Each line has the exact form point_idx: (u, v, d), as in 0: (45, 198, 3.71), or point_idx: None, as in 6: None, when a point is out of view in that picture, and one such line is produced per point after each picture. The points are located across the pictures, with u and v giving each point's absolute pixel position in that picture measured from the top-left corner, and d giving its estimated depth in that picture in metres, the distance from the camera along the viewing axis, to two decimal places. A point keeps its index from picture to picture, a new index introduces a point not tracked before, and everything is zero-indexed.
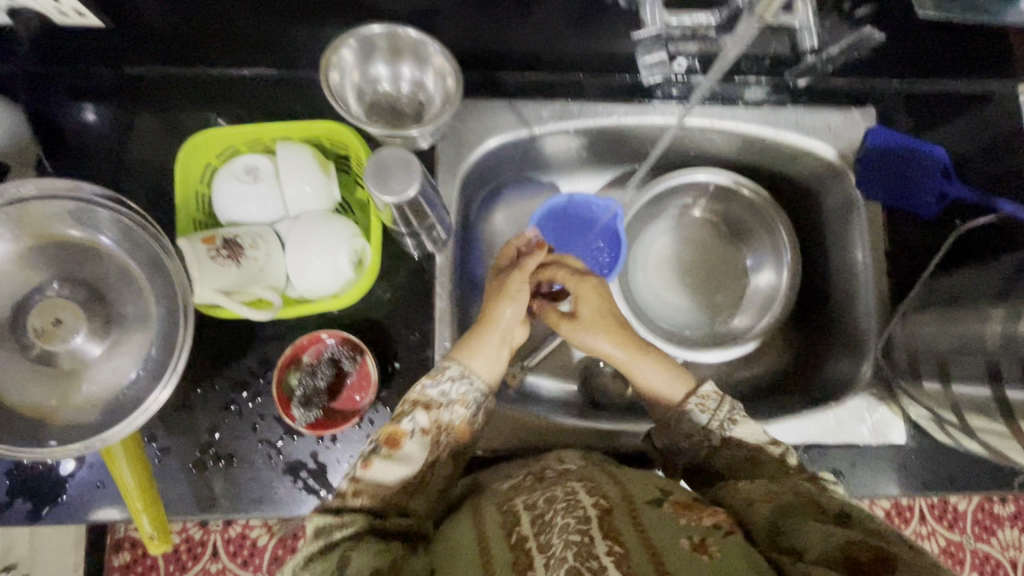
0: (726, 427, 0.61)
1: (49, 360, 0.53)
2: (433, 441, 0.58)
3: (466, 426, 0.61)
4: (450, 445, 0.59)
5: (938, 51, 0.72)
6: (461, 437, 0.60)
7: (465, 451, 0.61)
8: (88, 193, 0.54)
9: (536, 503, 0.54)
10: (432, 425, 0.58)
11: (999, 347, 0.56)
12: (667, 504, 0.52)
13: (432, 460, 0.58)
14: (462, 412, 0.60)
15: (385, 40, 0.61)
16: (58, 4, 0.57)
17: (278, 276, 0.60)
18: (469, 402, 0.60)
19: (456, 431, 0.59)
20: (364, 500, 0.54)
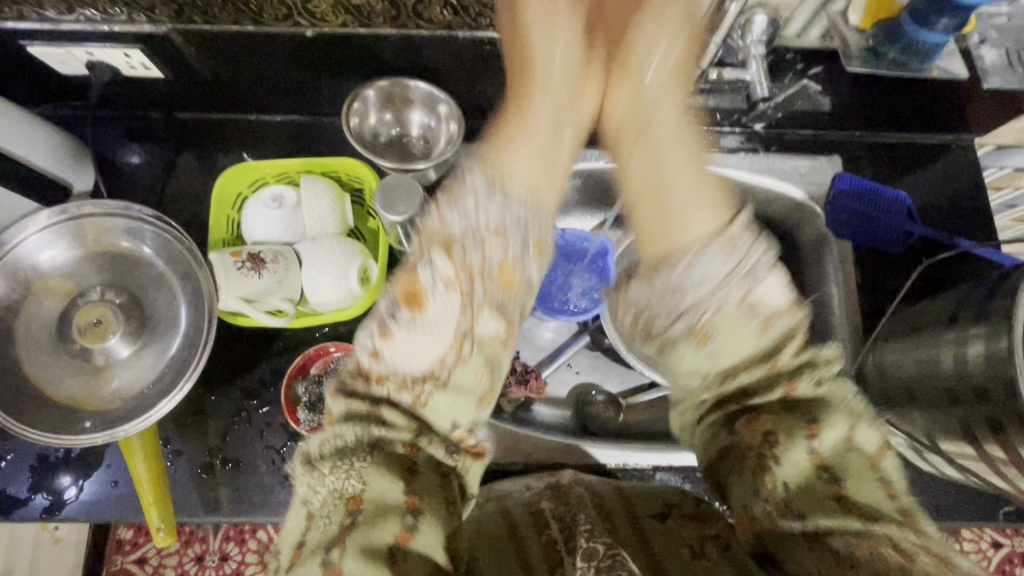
0: (753, 284, 0.59)
1: (87, 356, 0.60)
2: (466, 304, 0.56)
3: (507, 269, 0.58)
4: (492, 290, 0.57)
5: (893, 107, 0.81)
6: (502, 279, 0.58)
7: (501, 308, 0.58)
8: (136, 210, 0.61)
9: (562, 512, 0.58)
10: (458, 265, 0.56)
11: (957, 368, 0.61)
12: (669, 518, 0.57)
13: (472, 320, 0.56)
14: (482, 196, 0.59)
15: (399, 91, 0.72)
16: (129, 59, 0.69)
17: (294, 289, 0.66)
18: (507, 231, 0.58)
19: (490, 275, 0.57)
20: (414, 372, 0.52)
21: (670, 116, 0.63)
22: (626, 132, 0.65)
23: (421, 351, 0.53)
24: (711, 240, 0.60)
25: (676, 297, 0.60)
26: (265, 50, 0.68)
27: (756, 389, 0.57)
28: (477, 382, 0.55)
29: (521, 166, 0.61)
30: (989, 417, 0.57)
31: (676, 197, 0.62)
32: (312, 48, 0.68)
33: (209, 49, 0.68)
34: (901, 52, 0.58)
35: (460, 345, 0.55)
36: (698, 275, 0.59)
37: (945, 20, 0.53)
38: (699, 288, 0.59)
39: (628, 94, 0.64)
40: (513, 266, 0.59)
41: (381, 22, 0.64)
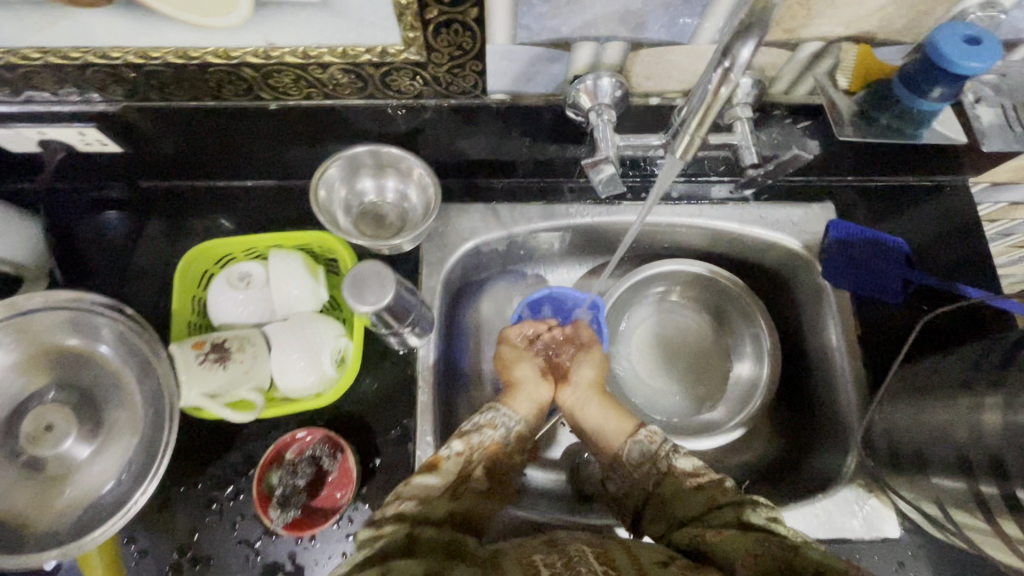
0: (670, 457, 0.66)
1: (38, 464, 0.55)
2: (467, 460, 0.65)
3: (498, 448, 0.69)
4: (485, 462, 0.66)
5: (884, 152, 0.79)
6: (494, 457, 0.68)
7: (497, 470, 0.68)
8: (90, 301, 0.58)
9: (556, 561, 0.54)
10: (465, 448, 0.66)
11: (968, 439, 0.57)
12: (675, 565, 0.52)
13: (467, 473, 0.65)
14: (492, 432, 0.69)
15: (371, 159, 0.68)
16: (84, 137, 0.65)
17: (263, 377, 0.62)
18: (500, 424, 0.70)
19: (488, 450, 0.67)
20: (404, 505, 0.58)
21: (603, 392, 0.78)
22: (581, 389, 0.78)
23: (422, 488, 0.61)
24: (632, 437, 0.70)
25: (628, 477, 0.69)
26: (226, 123, 0.65)
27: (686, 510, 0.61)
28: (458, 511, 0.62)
29: (523, 400, 0.75)
30: (1006, 496, 0.54)
31: (602, 421, 0.74)
32: (276, 120, 0.65)
33: (168, 124, 0.65)
34: (893, 117, 0.55)
35: (463, 475, 0.64)
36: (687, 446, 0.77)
37: (941, 88, 0.50)
38: (639, 469, 0.67)
39: (591, 368, 0.80)
40: (506, 452, 0.69)
41: (347, 93, 0.61)
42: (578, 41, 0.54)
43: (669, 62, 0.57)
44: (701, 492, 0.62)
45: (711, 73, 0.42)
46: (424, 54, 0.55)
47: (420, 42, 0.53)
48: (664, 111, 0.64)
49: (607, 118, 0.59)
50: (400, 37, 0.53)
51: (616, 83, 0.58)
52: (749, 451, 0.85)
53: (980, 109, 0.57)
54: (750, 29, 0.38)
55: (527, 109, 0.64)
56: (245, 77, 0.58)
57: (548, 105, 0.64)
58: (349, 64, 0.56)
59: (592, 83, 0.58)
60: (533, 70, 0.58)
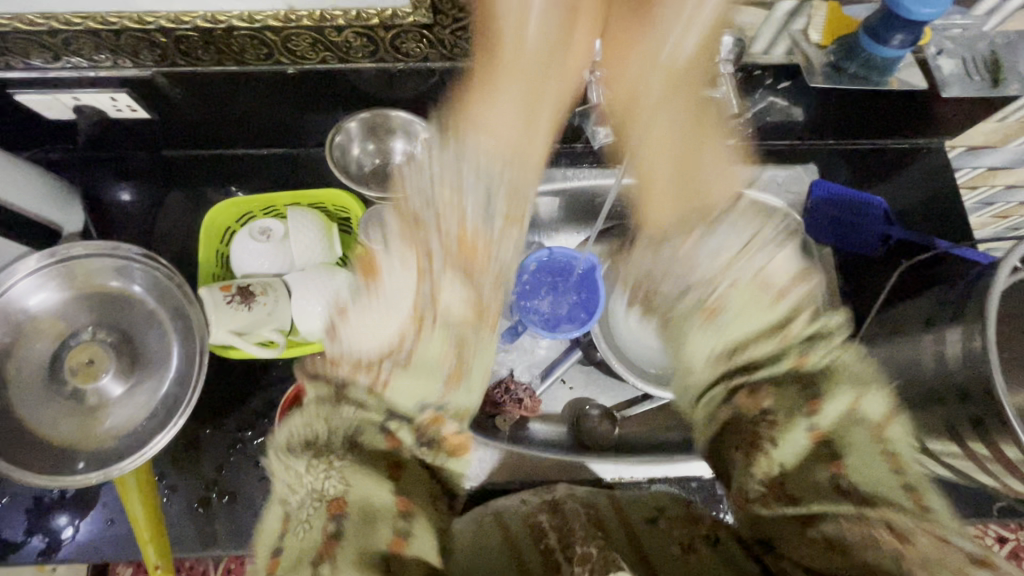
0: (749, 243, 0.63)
1: (80, 396, 0.60)
2: (420, 272, 0.59)
3: (467, 237, 0.62)
4: (453, 271, 0.60)
5: (862, 116, 0.84)
6: (466, 251, 0.61)
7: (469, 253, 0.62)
8: (127, 250, 0.63)
9: (557, 522, 0.54)
10: (421, 249, 0.60)
11: (935, 367, 0.62)
12: (664, 519, 0.54)
13: (428, 283, 0.59)
14: (448, 195, 0.63)
15: (381, 122, 0.74)
16: (116, 102, 0.70)
17: (285, 320, 0.66)
18: (468, 193, 0.63)
19: (448, 223, 0.62)
20: (368, 353, 0.55)
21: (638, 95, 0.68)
22: (658, 182, 0.68)
23: (379, 325, 0.56)
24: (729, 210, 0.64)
25: (689, 271, 0.63)
26: (247, 87, 0.70)
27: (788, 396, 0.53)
28: (442, 359, 0.56)
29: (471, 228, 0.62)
30: (971, 417, 0.59)
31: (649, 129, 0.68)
32: (293, 84, 0.70)
33: (194, 89, 0.70)
34: (861, 67, 0.61)
35: (420, 322, 0.57)
36: (712, 250, 0.62)
37: (899, 36, 0.55)
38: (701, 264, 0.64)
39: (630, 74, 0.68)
40: (478, 236, 0.63)
41: (360, 57, 0.66)
42: None
43: (655, 21, 0.63)
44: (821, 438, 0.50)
45: None
46: (431, 16, 0.60)
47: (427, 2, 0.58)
48: None
49: None
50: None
51: None
52: None
53: (941, 60, 0.62)
54: None
55: None
56: (267, 41, 0.63)
57: None
58: (363, 27, 0.61)
59: None
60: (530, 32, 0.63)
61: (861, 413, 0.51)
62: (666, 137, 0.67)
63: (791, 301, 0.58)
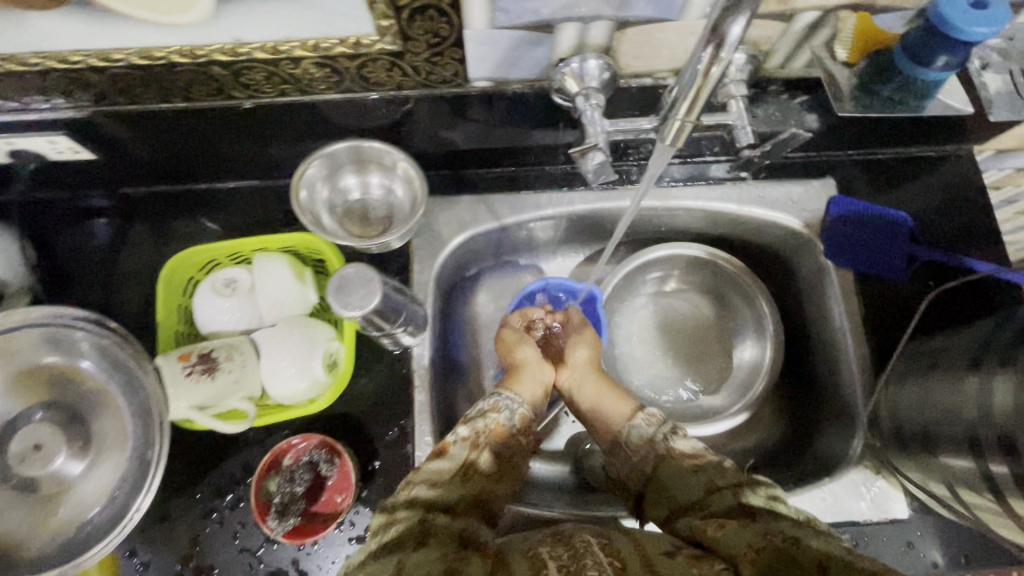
0: (669, 437, 0.66)
1: (30, 484, 0.54)
2: (474, 445, 0.64)
3: (503, 430, 0.67)
4: (491, 445, 0.65)
5: (889, 124, 0.76)
6: (500, 439, 0.66)
7: (505, 457, 0.66)
8: (72, 317, 0.57)
9: (563, 553, 0.52)
10: (471, 432, 0.65)
11: (978, 419, 0.56)
12: (680, 555, 0.51)
13: (474, 459, 0.63)
14: (497, 416, 0.67)
15: (353, 155, 0.66)
16: (55, 144, 0.63)
17: (254, 385, 0.60)
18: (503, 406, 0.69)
19: (494, 433, 0.65)
20: (444, 471, 0.60)
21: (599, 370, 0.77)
22: (602, 414, 0.72)
23: (441, 471, 0.60)
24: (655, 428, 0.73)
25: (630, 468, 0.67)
26: (200, 125, 0.63)
27: (693, 490, 0.59)
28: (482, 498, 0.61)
29: (528, 386, 0.73)
30: (1016, 476, 0.53)
31: (603, 403, 0.73)
32: (252, 119, 0.62)
33: (140, 128, 0.62)
34: (895, 91, 0.54)
35: (466, 468, 0.62)
36: (636, 434, 0.68)
37: (943, 58, 0.49)
38: (637, 450, 0.67)
39: (588, 350, 0.78)
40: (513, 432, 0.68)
41: (324, 88, 0.59)
42: (560, 22, 0.51)
43: (656, 41, 0.55)
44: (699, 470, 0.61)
45: (701, 50, 0.40)
46: (399, 43, 0.52)
47: (394, 30, 0.51)
48: (652, 92, 0.61)
49: (595, 103, 0.57)
50: (373, 27, 0.50)
51: (603, 65, 0.56)
52: (754, 434, 0.84)
53: (986, 76, 0.55)
54: (739, 3, 0.36)
55: (509, 93, 0.61)
56: (214, 75, 0.55)
57: (531, 89, 0.61)
58: (322, 57, 0.54)
59: (578, 66, 0.55)
60: (515, 55, 0.55)
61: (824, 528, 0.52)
62: (594, 419, 0.73)
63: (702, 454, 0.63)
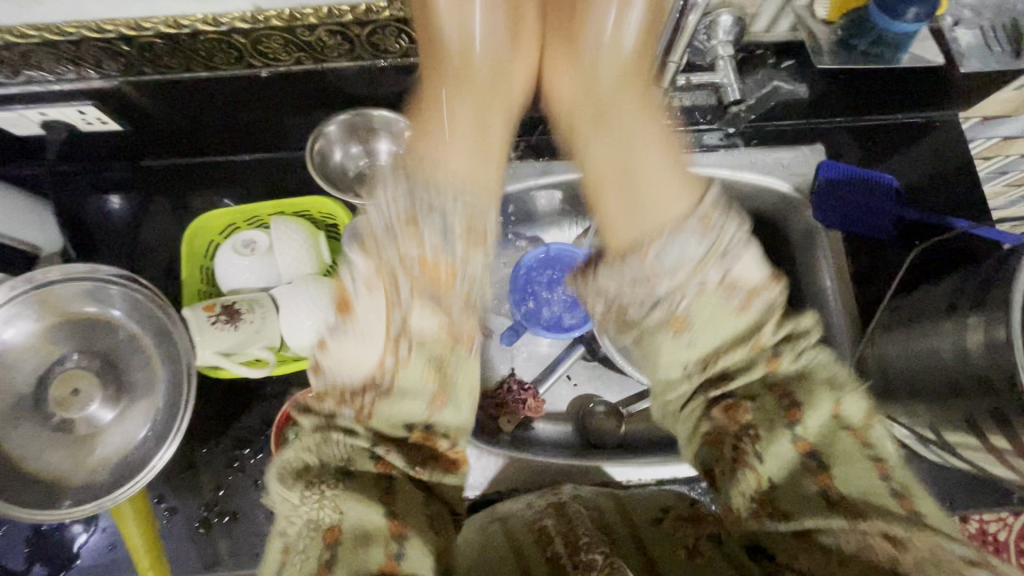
0: (730, 265, 0.61)
1: (68, 426, 0.59)
2: (393, 298, 0.60)
3: (430, 261, 0.58)
4: (417, 286, 0.59)
5: (873, 90, 0.79)
6: (431, 272, 0.58)
7: (428, 267, 0.58)
8: (104, 273, 0.60)
9: (562, 527, 0.59)
10: (383, 269, 0.59)
11: (956, 358, 0.60)
12: (665, 521, 0.61)
13: (396, 340, 0.60)
14: (421, 240, 0.57)
15: (361, 121, 0.71)
16: (84, 115, 0.67)
17: (274, 336, 0.64)
18: (427, 229, 0.57)
19: (418, 264, 0.58)
20: (364, 364, 0.60)
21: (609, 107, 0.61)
22: (606, 211, 0.62)
23: (360, 358, 0.60)
24: (671, 235, 0.59)
25: (648, 286, 0.61)
26: (221, 94, 0.67)
27: (722, 355, 0.62)
28: (423, 381, 0.60)
29: (462, 164, 0.59)
30: (992, 409, 0.57)
31: (643, 203, 0.60)
32: (269, 88, 0.66)
33: (164, 98, 0.66)
34: (870, 44, 0.58)
35: (395, 346, 0.60)
36: (672, 257, 0.59)
37: (913, 10, 0.54)
38: (676, 274, 0.60)
39: (603, 142, 0.61)
40: (441, 257, 0.58)
41: (337, 56, 0.62)
42: None
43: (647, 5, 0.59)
44: (756, 373, 0.61)
45: None
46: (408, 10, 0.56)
47: None
48: None
49: None
50: None
51: None
52: None
53: (958, 31, 0.61)
54: None
55: None
56: (235, 43, 0.59)
57: None
58: (336, 24, 0.58)
59: None
60: None
61: (842, 416, 0.58)
62: (596, 170, 0.62)
63: (755, 308, 0.62)
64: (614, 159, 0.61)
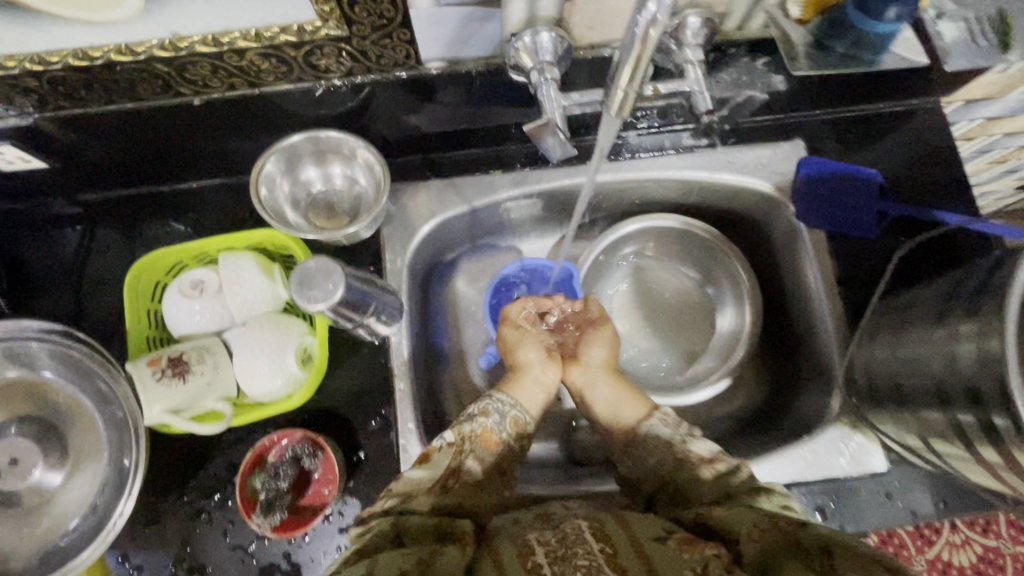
0: (685, 440, 0.66)
1: (13, 499, 0.55)
2: (458, 451, 0.64)
3: (491, 436, 0.67)
4: (478, 452, 0.65)
5: (852, 80, 0.75)
6: (486, 444, 0.66)
7: (492, 462, 0.67)
8: (33, 330, 0.57)
9: (550, 539, 0.57)
10: (457, 438, 0.65)
11: (946, 370, 0.57)
12: (670, 539, 0.55)
13: (458, 466, 0.63)
14: (488, 420, 0.68)
15: (309, 147, 0.65)
16: (4, 155, 0.61)
17: (229, 384, 0.60)
18: (492, 411, 0.69)
19: (480, 438, 0.66)
20: (423, 483, 0.60)
21: (613, 371, 0.78)
22: (597, 413, 0.75)
23: (416, 480, 0.60)
24: (645, 417, 0.71)
25: (643, 461, 0.68)
26: (152, 126, 0.62)
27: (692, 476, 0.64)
28: (462, 495, 0.63)
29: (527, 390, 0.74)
30: (982, 422, 0.54)
31: (617, 404, 0.74)
32: (204, 115, 0.61)
33: (90, 132, 0.61)
34: (849, 45, 0.55)
35: (452, 477, 0.62)
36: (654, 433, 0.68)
37: (894, 8, 0.51)
38: (654, 455, 0.67)
39: (602, 348, 0.80)
40: (499, 431, 0.68)
41: (274, 79, 0.57)
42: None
43: (607, 9, 0.54)
44: (717, 476, 0.62)
45: (637, 15, 0.39)
46: (345, 28, 0.51)
47: (338, 14, 0.49)
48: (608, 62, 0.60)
49: (550, 77, 0.56)
50: (315, 12, 0.49)
51: (556, 38, 0.54)
52: (736, 400, 0.86)
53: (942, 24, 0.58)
54: None
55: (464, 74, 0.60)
56: (158, 72, 0.54)
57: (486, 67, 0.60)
58: (266, 47, 0.52)
59: (531, 41, 0.54)
60: (466, 33, 0.54)
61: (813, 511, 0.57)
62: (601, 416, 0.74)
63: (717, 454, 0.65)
64: (605, 412, 0.74)
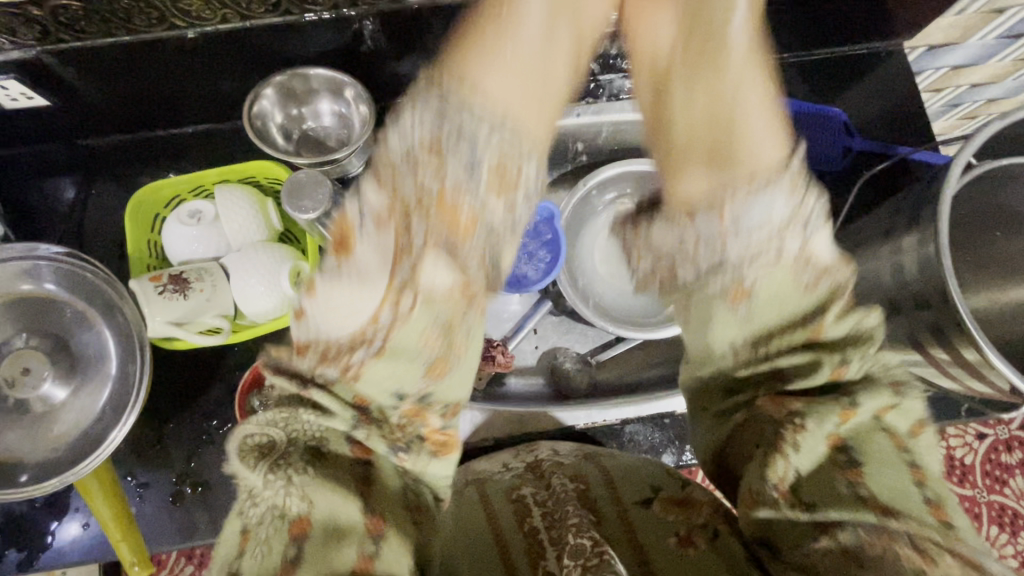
0: (808, 232, 0.52)
1: (24, 406, 0.59)
2: (395, 223, 0.51)
3: (455, 211, 0.53)
4: (432, 224, 0.52)
5: (816, 22, 0.79)
6: (450, 220, 0.53)
7: (459, 244, 0.53)
8: (45, 251, 0.60)
9: (543, 496, 0.55)
10: (394, 205, 0.52)
11: (898, 278, 0.61)
12: (657, 502, 0.53)
13: (396, 265, 0.50)
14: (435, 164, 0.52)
15: (299, 82, 0.69)
16: (7, 91, 0.64)
17: (226, 303, 0.64)
18: (449, 162, 0.52)
19: (434, 233, 0.52)
20: (357, 323, 0.49)
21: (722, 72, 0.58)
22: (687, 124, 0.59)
23: (351, 309, 0.49)
24: (755, 191, 0.54)
25: (730, 252, 0.53)
26: (149, 62, 0.65)
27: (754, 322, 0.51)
28: (445, 302, 0.50)
29: (508, 91, 0.56)
30: (930, 322, 0.58)
31: (724, 149, 0.57)
32: (198, 51, 0.64)
33: (90, 69, 0.64)
34: None
35: (396, 297, 0.50)
36: (757, 219, 0.53)
37: None
38: (761, 232, 0.52)
39: (699, 104, 0.59)
40: (462, 193, 0.53)
41: (262, 11, 0.60)
42: None
43: None
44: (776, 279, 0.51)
45: None
46: None
47: None
48: None
49: None
50: None
51: None
52: None
53: None
54: None
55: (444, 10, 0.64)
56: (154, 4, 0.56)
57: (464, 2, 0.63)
58: None
59: None
60: None
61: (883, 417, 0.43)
62: (693, 131, 0.59)
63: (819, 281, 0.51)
64: (704, 115, 0.58)
